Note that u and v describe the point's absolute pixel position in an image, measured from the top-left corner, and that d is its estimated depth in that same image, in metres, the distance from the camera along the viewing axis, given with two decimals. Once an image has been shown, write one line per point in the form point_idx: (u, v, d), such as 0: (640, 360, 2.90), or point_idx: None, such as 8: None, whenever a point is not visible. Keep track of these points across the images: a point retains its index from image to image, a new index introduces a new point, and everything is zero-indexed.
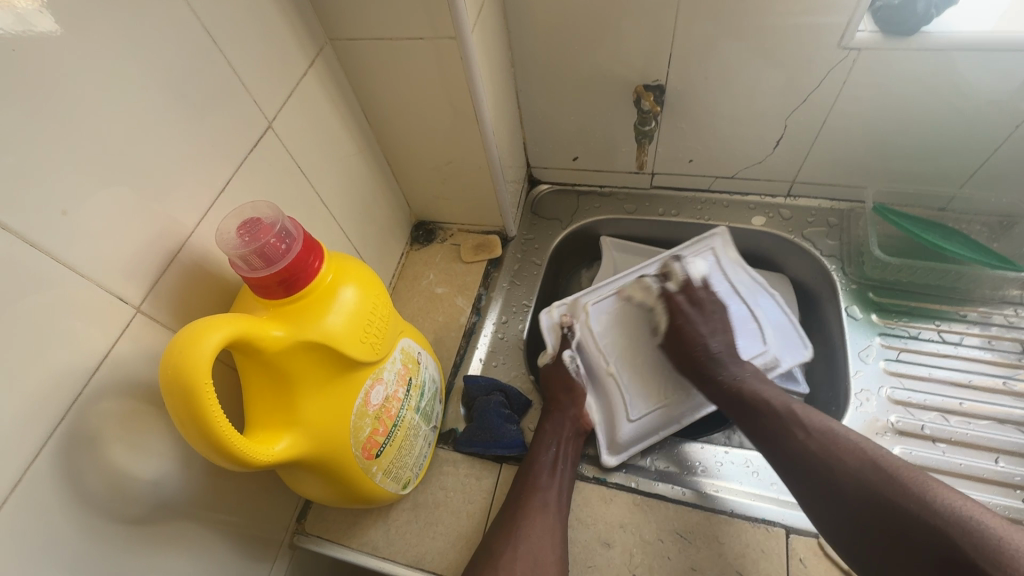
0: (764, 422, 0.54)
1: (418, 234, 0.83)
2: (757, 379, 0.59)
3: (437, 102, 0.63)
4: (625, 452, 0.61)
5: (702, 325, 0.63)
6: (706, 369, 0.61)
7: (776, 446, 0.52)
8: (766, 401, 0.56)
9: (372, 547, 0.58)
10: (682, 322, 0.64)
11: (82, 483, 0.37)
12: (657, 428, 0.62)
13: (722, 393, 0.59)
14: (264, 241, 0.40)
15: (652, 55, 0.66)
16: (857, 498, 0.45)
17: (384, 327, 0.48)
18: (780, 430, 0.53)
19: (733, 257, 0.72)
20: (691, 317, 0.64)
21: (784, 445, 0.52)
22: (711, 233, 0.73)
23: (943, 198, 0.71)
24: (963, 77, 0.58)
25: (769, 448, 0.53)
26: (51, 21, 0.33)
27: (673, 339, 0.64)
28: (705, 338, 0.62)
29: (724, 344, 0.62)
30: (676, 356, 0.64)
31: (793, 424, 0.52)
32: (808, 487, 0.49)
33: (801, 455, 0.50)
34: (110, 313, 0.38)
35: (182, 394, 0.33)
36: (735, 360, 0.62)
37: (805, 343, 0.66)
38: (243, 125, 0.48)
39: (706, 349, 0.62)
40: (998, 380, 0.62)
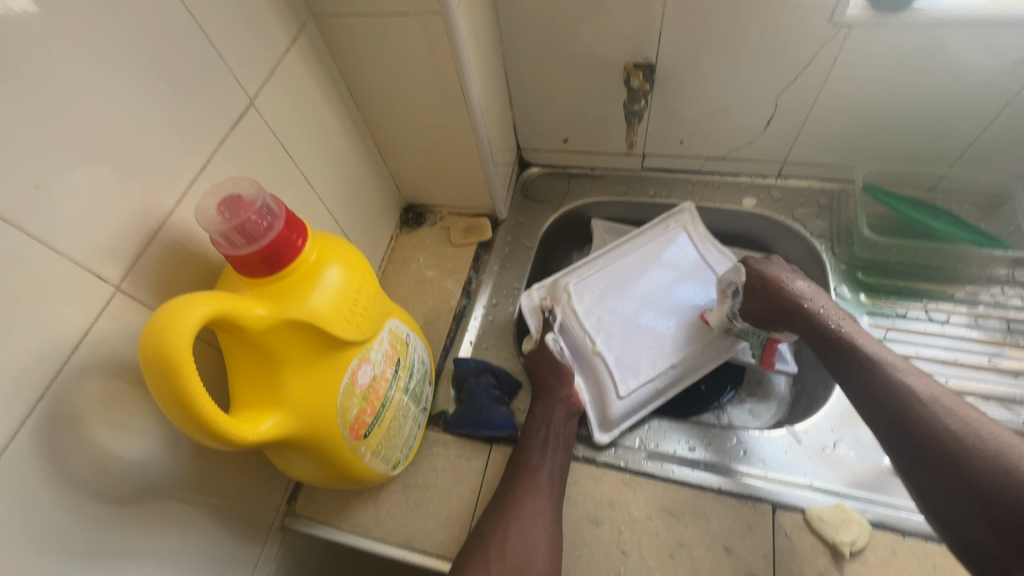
0: (872, 375, 0.49)
1: (408, 217, 0.82)
2: (847, 318, 0.56)
3: (424, 80, 0.62)
4: (618, 427, 0.61)
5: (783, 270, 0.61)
6: (792, 310, 0.58)
7: (879, 413, 0.47)
8: (872, 357, 0.50)
9: (363, 528, 0.58)
10: (765, 270, 0.60)
11: (65, 462, 0.36)
12: (647, 400, 0.63)
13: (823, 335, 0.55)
14: (244, 217, 0.39)
15: (641, 33, 0.65)
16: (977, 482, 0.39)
17: (371, 306, 0.47)
18: (885, 393, 0.47)
19: (702, 231, 0.72)
20: (777, 269, 0.61)
21: (890, 415, 0.46)
22: (678, 210, 0.74)
23: (933, 176, 0.70)
24: (954, 54, 0.57)
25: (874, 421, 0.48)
26: None
27: (758, 292, 0.60)
28: (794, 282, 0.59)
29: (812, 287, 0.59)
30: (755, 307, 0.60)
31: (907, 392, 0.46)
32: (917, 462, 0.43)
33: (901, 417, 0.45)
34: (88, 291, 0.37)
35: (163, 371, 0.33)
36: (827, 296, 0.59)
37: None
38: (224, 102, 0.47)
39: (799, 292, 0.58)
40: (984, 358, 0.63)
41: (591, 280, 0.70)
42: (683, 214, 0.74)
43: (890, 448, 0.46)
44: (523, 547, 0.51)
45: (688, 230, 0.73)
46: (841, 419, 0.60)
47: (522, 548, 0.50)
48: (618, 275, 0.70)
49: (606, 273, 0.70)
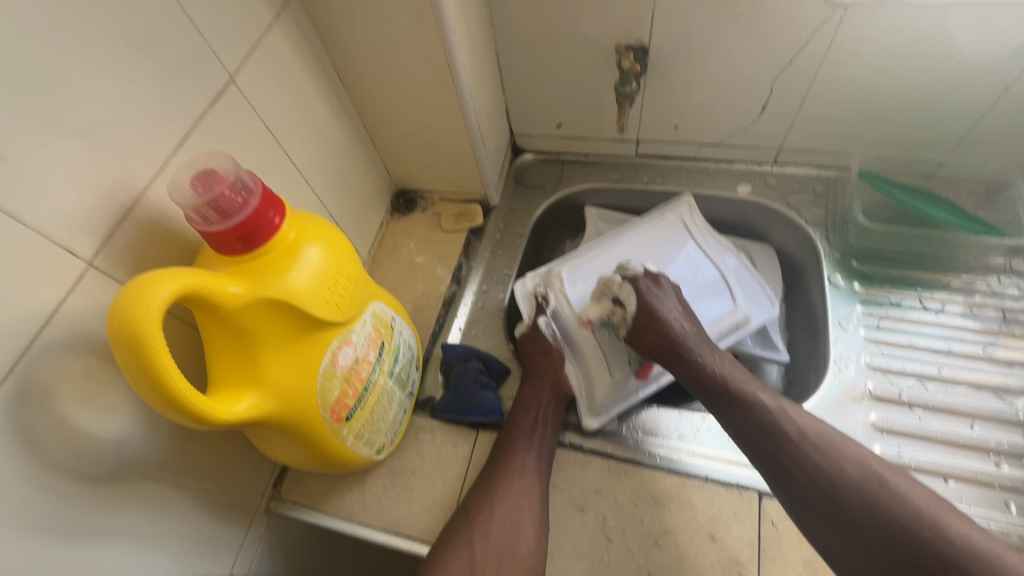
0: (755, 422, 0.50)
1: (399, 203, 0.81)
2: (731, 363, 0.55)
3: (412, 60, 0.61)
4: (609, 413, 0.61)
5: (669, 304, 0.59)
6: (681, 353, 0.56)
7: (783, 474, 0.47)
8: (753, 401, 0.51)
9: (348, 512, 0.58)
10: (652, 305, 0.59)
11: (36, 439, 0.36)
12: (637, 386, 0.63)
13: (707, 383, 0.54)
14: (218, 191, 0.38)
15: (635, 13, 0.63)
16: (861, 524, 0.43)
17: (352, 288, 0.47)
18: (777, 443, 0.48)
19: (700, 224, 0.71)
20: (659, 299, 0.59)
21: (785, 471, 0.47)
22: (677, 201, 0.72)
23: (931, 164, 0.69)
24: (952, 36, 0.56)
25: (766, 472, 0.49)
26: None
27: (647, 327, 0.58)
28: (677, 320, 0.57)
29: (693, 325, 0.58)
30: (644, 341, 0.59)
31: (797, 444, 0.47)
32: (805, 503, 0.45)
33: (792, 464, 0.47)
34: (58, 266, 0.37)
35: (132, 345, 0.32)
36: (712, 345, 0.57)
37: (772, 301, 0.67)
38: (203, 78, 0.46)
39: (677, 331, 0.57)
40: (978, 348, 0.62)
41: (587, 265, 0.68)
42: (681, 207, 0.72)
43: (788, 504, 0.47)
44: (508, 527, 0.50)
45: (685, 222, 0.71)
46: (832, 408, 0.59)
47: (508, 527, 0.50)
48: (614, 259, 0.69)
49: (600, 260, 0.69)
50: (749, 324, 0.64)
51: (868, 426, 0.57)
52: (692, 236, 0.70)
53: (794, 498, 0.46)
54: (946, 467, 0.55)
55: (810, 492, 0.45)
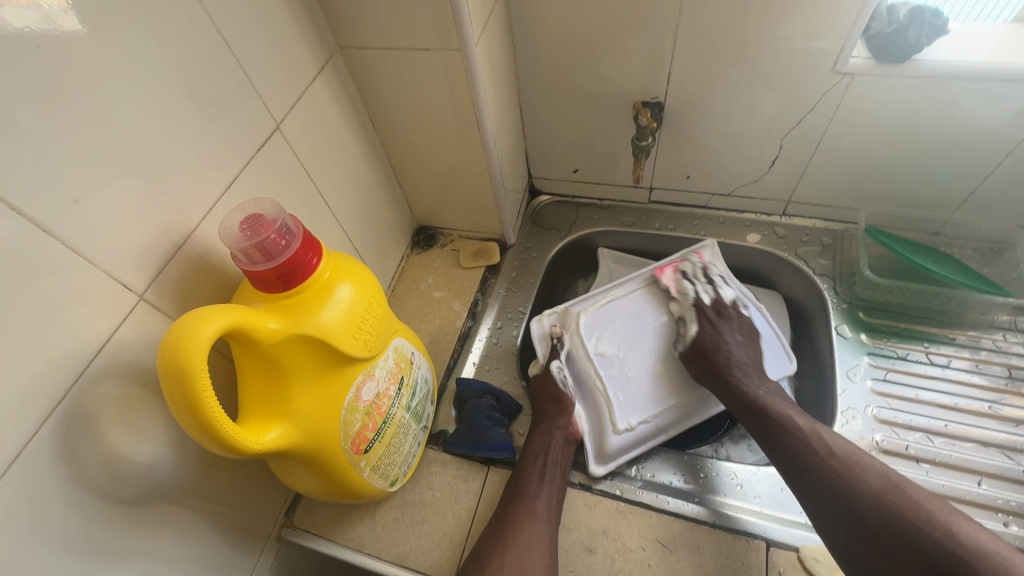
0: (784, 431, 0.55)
1: (419, 238, 0.85)
2: (779, 397, 0.59)
3: (442, 110, 0.64)
4: (615, 461, 0.62)
5: (728, 335, 0.65)
6: (733, 380, 0.61)
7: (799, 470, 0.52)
8: (784, 418, 0.56)
9: (358, 543, 0.59)
10: (712, 333, 0.65)
11: (78, 461, 0.38)
12: (646, 437, 0.63)
13: (744, 403, 0.59)
14: (264, 235, 0.42)
15: (651, 72, 0.67)
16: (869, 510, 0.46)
17: (378, 325, 0.49)
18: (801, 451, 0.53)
19: (721, 270, 0.72)
20: (719, 332, 0.65)
21: (800, 456, 0.52)
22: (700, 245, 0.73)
23: (936, 222, 0.71)
24: (956, 105, 0.59)
25: (777, 456, 0.54)
26: (77, 22, 0.35)
27: (701, 354, 0.64)
28: (733, 350, 0.63)
29: (748, 359, 0.63)
30: (695, 367, 0.64)
31: (813, 441, 0.53)
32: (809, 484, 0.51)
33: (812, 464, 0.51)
34: (115, 298, 0.40)
35: (178, 377, 0.35)
36: (760, 377, 0.62)
37: (789, 357, 0.68)
38: (253, 125, 0.50)
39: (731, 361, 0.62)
40: (984, 405, 0.62)
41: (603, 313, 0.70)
42: (702, 249, 0.73)
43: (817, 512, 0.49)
44: (526, 568, 0.51)
45: (700, 258, 0.72)
46: None
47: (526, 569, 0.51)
48: (626, 309, 0.71)
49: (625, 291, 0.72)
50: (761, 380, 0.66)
51: None
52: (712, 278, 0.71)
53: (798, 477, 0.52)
54: None
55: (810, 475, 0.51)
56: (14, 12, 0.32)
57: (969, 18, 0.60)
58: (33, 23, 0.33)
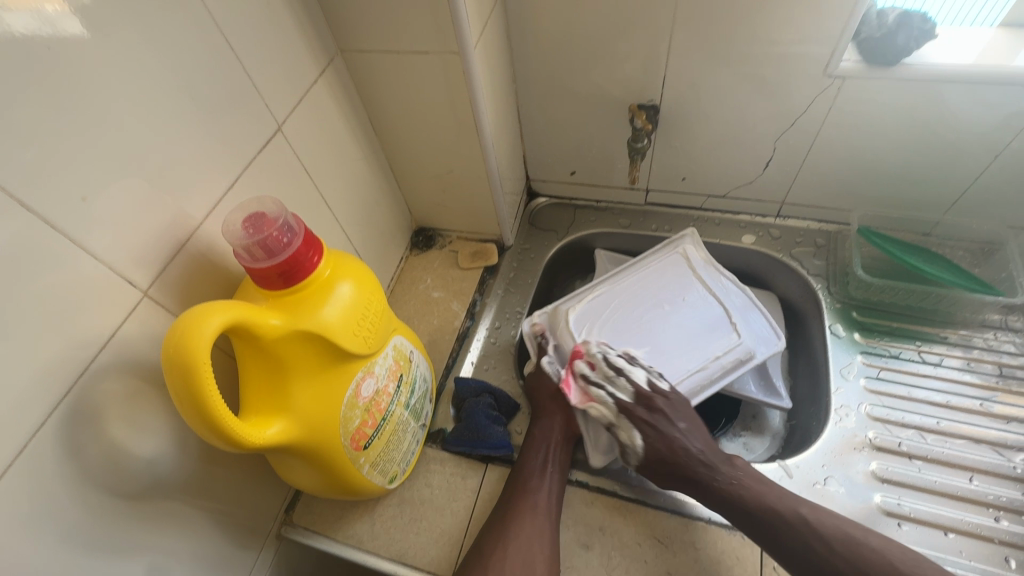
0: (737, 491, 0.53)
1: (418, 240, 0.86)
2: (755, 478, 0.54)
3: (440, 113, 0.65)
4: (614, 451, 0.62)
5: (675, 428, 0.57)
6: (702, 479, 0.55)
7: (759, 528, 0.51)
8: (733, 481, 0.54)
9: (357, 540, 0.59)
10: (659, 433, 0.56)
11: (82, 454, 0.39)
12: None
13: (727, 505, 0.53)
14: (267, 233, 0.42)
15: (646, 75, 0.68)
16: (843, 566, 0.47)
17: (377, 323, 0.50)
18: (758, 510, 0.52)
19: (704, 257, 0.74)
20: (659, 430, 0.57)
21: (805, 561, 0.49)
22: (681, 236, 0.76)
23: (927, 222, 0.73)
24: (945, 108, 0.60)
25: (780, 556, 0.50)
26: (76, 24, 0.36)
27: (659, 462, 0.56)
28: (689, 443, 0.56)
29: (705, 443, 0.57)
30: (655, 474, 0.57)
31: (811, 539, 0.49)
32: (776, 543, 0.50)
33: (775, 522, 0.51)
34: (120, 295, 0.40)
35: (181, 370, 0.35)
36: (725, 460, 0.56)
37: (777, 334, 0.67)
38: (255, 127, 0.51)
39: (690, 455, 0.56)
40: (976, 402, 0.63)
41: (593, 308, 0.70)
42: (684, 242, 0.76)
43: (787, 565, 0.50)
44: (525, 564, 0.51)
45: (688, 254, 0.74)
46: (832, 456, 0.61)
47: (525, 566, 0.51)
48: (617, 302, 0.70)
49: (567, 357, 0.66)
50: (751, 360, 0.64)
51: (868, 476, 0.59)
52: (695, 266, 0.73)
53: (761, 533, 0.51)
54: (945, 520, 0.55)
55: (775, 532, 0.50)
56: (20, 16, 0.32)
57: (965, 23, 0.61)
58: (34, 26, 0.33)
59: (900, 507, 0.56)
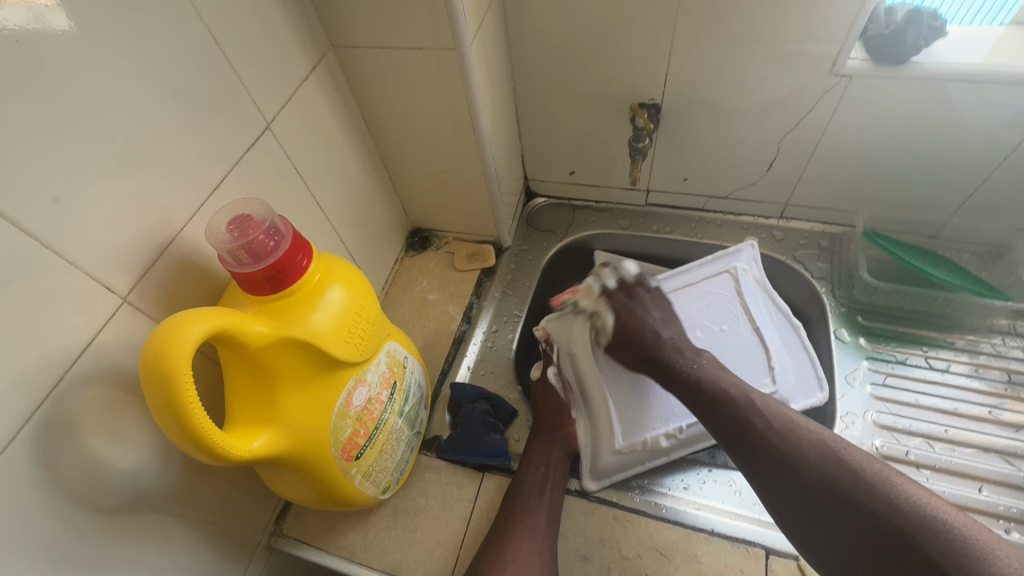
0: (720, 406, 0.53)
1: (413, 241, 0.84)
2: (710, 360, 0.59)
3: (436, 111, 0.64)
4: (608, 478, 0.60)
5: (649, 313, 0.65)
6: (662, 359, 0.60)
7: (741, 442, 0.50)
8: (722, 392, 0.54)
9: (350, 552, 0.57)
10: (629, 317, 0.65)
11: (57, 469, 0.37)
12: (646, 457, 0.60)
13: (681, 382, 0.58)
14: (253, 236, 0.41)
15: (648, 73, 0.67)
16: (814, 484, 0.44)
17: (370, 328, 0.48)
18: (743, 429, 0.50)
19: (755, 276, 0.72)
20: (635, 312, 0.65)
21: (745, 435, 0.50)
22: (739, 248, 0.74)
23: (934, 225, 0.71)
24: (954, 108, 0.58)
25: (722, 435, 0.52)
26: (64, 19, 0.34)
27: (628, 339, 0.63)
28: (658, 327, 0.63)
29: (675, 334, 0.63)
30: (628, 355, 0.64)
31: (752, 414, 0.51)
32: (755, 462, 0.49)
33: (755, 437, 0.49)
34: (98, 301, 0.38)
35: (161, 383, 0.33)
36: (694, 349, 0.61)
37: (821, 387, 0.64)
38: (243, 124, 0.49)
39: (658, 337, 0.62)
40: (984, 410, 0.62)
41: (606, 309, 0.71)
42: (740, 255, 0.73)
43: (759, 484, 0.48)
44: None
45: (737, 276, 0.72)
46: None
47: None
48: None
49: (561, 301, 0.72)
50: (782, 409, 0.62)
51: None
52: (742, 288, 0.71)
53: (741, 450, 0.50)
54: None
55: (755, 449, 0.49)
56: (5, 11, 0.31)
57: (965, 19, 0.60)
58: (24, 21, 0.32)
59: None
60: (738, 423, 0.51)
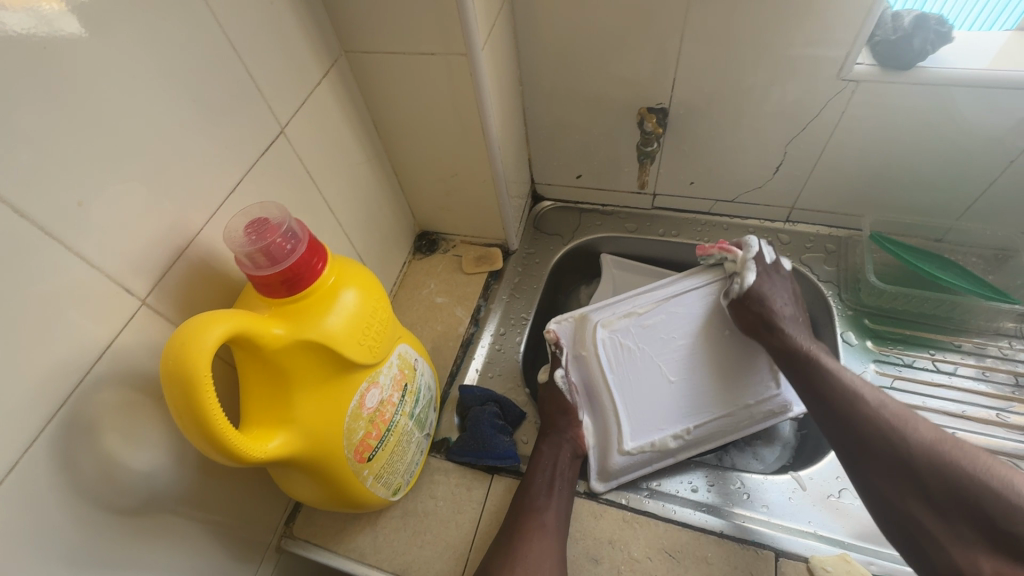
0: (827, 388, 0.57)
1: (421, 244, 0.84)
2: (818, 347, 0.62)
3: (446, 115, 0.64)
4: (616, 479, 0.60)
5: (778, 290, 0.64)
6: (779, 330, 0.61)
7: (841, 423, 0.55)
8: (833, 374, 0.58)
9: (359, 554, 0.58)
10: (766, 288, 0.64)
11: (75, 470, 0.37)
12: (654, 458, 0.60)
13: (789, 354, 0.61)
14: (269, 239, 0.41)
15: (655, 79, 0.67)
16: (935, 473, 0.49)
17: (382, 330, 0.48)
18: (847, 412, 0.55)
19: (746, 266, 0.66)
20: (773, 285, 0.65)
21: (847, 415, 0.55)
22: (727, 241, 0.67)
23: (940, 228, 0.71)
24: (961, 112, 0.59)
25: (820, 416, 0.57)
26: (72, 23, 0.34)
27: (752, 308, 0.63)
28: (783, 305, 0.63)
29: (791, 313, 0.64)
30: (741, 320, 0.63)
31: (861, 402, 0.55)
32: (847, 438, 0.54)
33: (863, 422, 0.54)
34: (117, 304, 0.39)
35: (181, 384, 0.34)
36: (800, 330, 0.63)
37: None
38: (257, 129, 0.50)
39: (782, 313, 0.63)
40: (991, 412, 0.62)
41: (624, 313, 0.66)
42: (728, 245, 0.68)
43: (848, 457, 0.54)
44: None
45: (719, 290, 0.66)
46: None
47: None
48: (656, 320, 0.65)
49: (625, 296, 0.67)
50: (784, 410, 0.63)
51: None
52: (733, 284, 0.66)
53: (834, 428, 0.56)
54: None
55: (850, 426, 0.54)
56: (14, 16, 0.31)
57: (966, 24, 0.61)
58: (31, 26, 0.32)
59: None
60: (843, 405, 0.55)
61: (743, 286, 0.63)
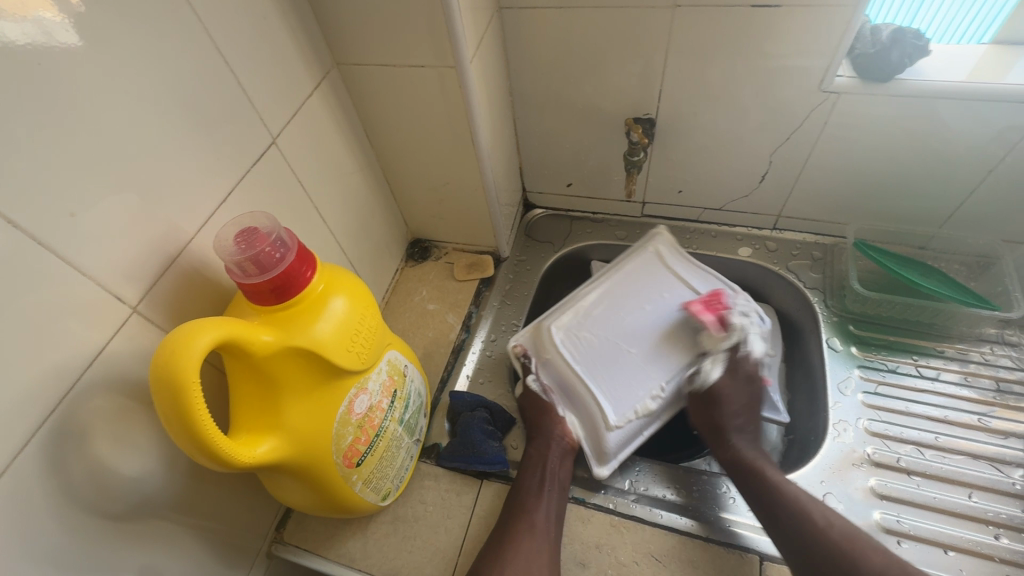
0: (773, 494, 0.55)
1: (414, 251, 0.85)
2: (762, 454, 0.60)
3: (436, 126, 0.65)
4: (615, 458, 0.60)
5: (738, 393, 0.62)
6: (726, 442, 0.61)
7: (789, 535, 0.52)
8: (776, 481, 0.56)
9: (349, 559, 0.58)
10: (724, 393, 0.62)
11: (66, 475, 0.38)
12: (642, 428, 0.62)
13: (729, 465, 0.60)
14: (259, 248, 0.42)
15: (642, 90, 0.69)
16: None
17: (371, 337, 0.49)
18: (796, 522, 0.52)
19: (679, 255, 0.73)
20: (733, 387, 0.62)
21: (796, 525, 0.52)
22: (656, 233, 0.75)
23: (923, 236, 0.73)
24: (941, 122, 0.60)
25: (769, 524, 0.54)
26: (70, 34, 0.35)
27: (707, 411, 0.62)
28: (736, 416, 0.61)
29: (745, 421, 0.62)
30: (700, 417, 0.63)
31: (808, 511, 0.53)
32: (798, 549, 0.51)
33: (809, 537, 0.51)
34: (109, 311, 0.40)
35: (171, 389, 0.34)
36: (755, 440, 0.62)
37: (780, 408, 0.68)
38: (249, 139, 0.51)
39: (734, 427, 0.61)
40: (973, 417, 0.63)
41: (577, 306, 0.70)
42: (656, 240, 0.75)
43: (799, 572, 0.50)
44: None
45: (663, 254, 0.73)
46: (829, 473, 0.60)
47: None
48: (611, 307, 0.69)
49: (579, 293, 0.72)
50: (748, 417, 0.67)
51: (867, 492, 0.58)
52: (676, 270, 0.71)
53: (785, 538, 0.52)
54: (944, 537, 0.55)
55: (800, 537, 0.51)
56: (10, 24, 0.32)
57: (953, 39, 0.62)
58: (30, 35, 0.33)
59: (900, 525, 0.56)
60: (790, 514, 0.53)
61: (704, 382, 0.62)
